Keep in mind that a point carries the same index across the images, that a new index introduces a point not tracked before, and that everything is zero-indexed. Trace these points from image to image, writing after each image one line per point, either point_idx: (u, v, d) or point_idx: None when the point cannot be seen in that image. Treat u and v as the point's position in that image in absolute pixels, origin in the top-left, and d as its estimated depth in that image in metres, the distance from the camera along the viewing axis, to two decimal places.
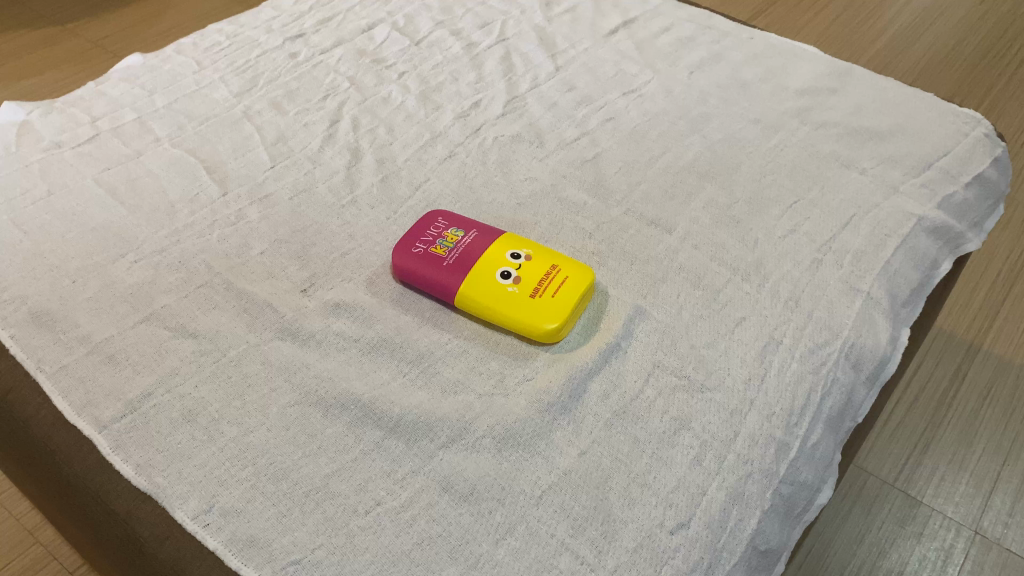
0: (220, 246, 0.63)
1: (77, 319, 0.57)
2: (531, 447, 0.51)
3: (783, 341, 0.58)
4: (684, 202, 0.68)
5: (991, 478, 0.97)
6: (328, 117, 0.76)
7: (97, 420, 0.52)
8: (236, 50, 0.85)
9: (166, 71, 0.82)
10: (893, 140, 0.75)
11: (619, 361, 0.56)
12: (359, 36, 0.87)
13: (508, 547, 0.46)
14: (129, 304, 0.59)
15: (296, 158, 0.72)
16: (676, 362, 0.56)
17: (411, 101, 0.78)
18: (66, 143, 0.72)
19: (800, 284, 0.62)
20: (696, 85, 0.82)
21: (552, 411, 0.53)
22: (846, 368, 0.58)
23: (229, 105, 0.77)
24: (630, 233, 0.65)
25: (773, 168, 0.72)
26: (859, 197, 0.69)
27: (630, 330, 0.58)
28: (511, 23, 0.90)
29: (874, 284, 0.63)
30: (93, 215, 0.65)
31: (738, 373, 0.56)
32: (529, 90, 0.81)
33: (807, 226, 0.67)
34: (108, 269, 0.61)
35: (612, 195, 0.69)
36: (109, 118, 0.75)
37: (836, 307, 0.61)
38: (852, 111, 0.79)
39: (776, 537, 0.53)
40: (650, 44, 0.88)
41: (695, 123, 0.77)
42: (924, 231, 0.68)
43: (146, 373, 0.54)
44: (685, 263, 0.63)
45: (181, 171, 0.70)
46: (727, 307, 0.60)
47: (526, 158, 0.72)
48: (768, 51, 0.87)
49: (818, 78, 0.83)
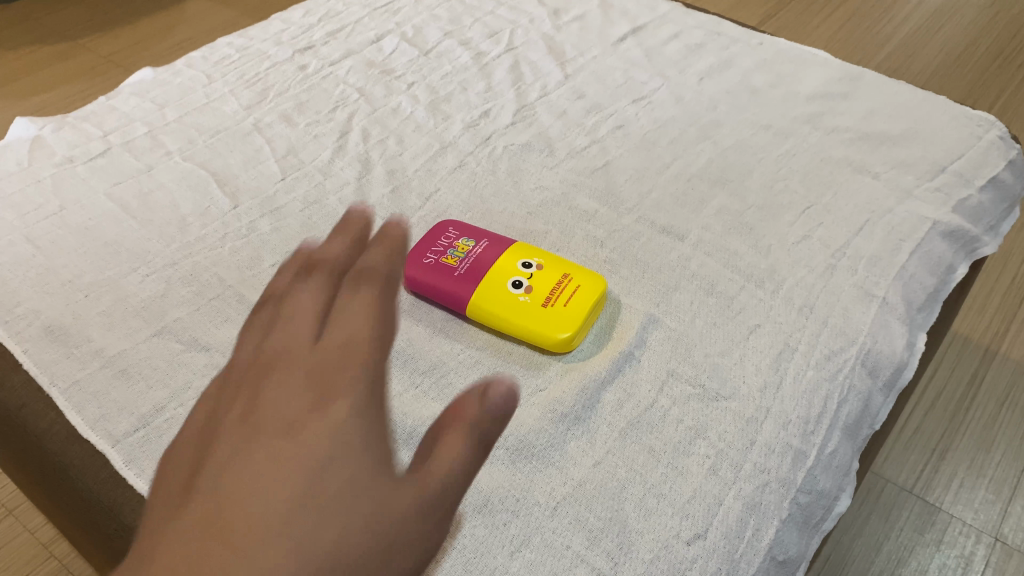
0: (231, 259, 0.63)
1: (91, 333, 0.58)
2: (545, 458, 0.51)
3: (798, 348, 0.58)
4: (695, 209, 0.68)
5: (1011, 484, 0.96)
6: (338, 129, 0.76)
7: (111, 434, 0.52)
8: (245, 62, 0.85)
9: (176, 85, 0.82)
10: (905, 145, 0.75)
11: (632, 370, 0.56)
12: (368, 47, 0.87)
13: (523, 560, 0.46)
14: (142, 319, 0.59)
15: (307, 170, 0.72)
16: (690, 371, 0.56)
17: (420, 112, 0.78)
18: (77, 158, 0.72)
19: (814, 291, 0.61)
20: (707, 91, 0.81)
21: (565, 421, 0.53)
22: (862, 376, 0.58)
23: (239, 118, 0.77)
24: (641, 241, 0.65)
25: (785, 174, 0.71)
26: (872, 201, 0.69)
27: (643, 339, 0.58)
28: (519, 31, 0.90)
29: (890, 290, 0.62)
30: (104, 229, 0.65)
31: (753, 381, 0.56)
32: (538, 99, 0.80)
33: (821, 232, 0.66)
34: (121, 284, 0.61)
35: (623, 203, 0.68)
36: (121, 132, 0.75)
37: (851, 313, 0.60)
38: (864, 116, 0.78)
39: (795, 546, 0.52)
40: (660, 51, 0.87)
41: (706, 129, 0.77)
42: (940, 236, 0.67)
43: (159, 387, 0.54)
44: (698, 271, 0.63)
45: (193, 184, 0.70)
46: (741, 315, 0.60)
47: (536, 167, 0.72)
48: (779, 57, 0.86)
49: (829, 83, 0.82)
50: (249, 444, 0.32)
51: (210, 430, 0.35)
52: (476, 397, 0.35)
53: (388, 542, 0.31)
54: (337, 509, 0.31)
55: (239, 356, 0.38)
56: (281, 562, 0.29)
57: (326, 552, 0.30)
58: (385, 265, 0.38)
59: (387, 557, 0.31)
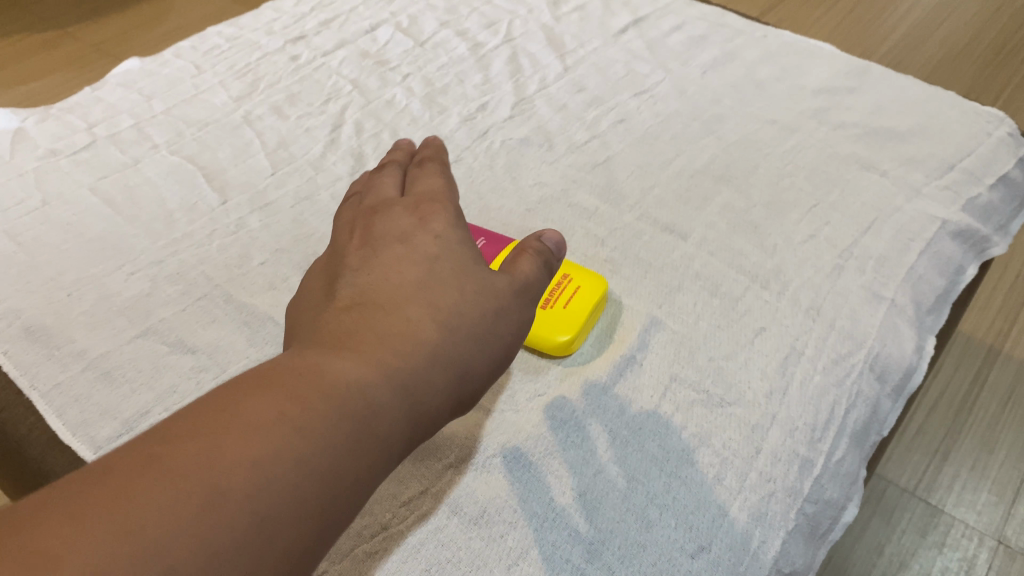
0: (220, 257, 0.61)
1: (73, 334, 0.56)
2: (543, 466, 0.49)
3: (805, 352, 0.56)
4: (699, 207, 0.66)
5: (1015, 485, 0.94)
6: (331, 121, 0.74)
7: (93, 440, 0.50)
8: (235, 53, 0.82)
9: (164, 75, 0.79)
10: (913, 141, 0.73)
11: (634, 375, 0.54)
12: (362, 38, 0.85)
13: (520, 573, 0.44)
14: (126, 319, 0.57)
15: (298, 164, 0.69)
16: (694, 375, 0.54)
17: (416, 104, 0.76)
18: (61, 151, 0.70)
19: (821, 292, 0.60)
20: (710, 85, 0.79)
21: (564, 428, 0.51)
22: (870, 381, 0.56)
23: (229, 110, 0.75)
24: (644, 240, 0.63)
25: (790, 171, 0.69)
26: (880, 200, 0.67)
27: (645, 342, 0.56)
28: (518, 22, 0.88)
29: (898, 292, 0.60)
30: (88, 225, 0.63)
31: (759, 386, 0.54)
32: (537, 92, 0.78)
33: (827, 231, 0.64)
34: (105, 282, 0.59)
35: (624, 200, 0.67)
36: (107, 124, 0.73)
37: (859, 316, 0.58)
38: (871, 111, 0.76)
39: (801, 558, 0.50)
40: (661, 43, 0.85)
41: (709, 124, 0.75)
42: (949, 236, 0.65)
43: (143, 391, 0.52)
44: (701, 271, 0.61)
45: (181, 178, 0.68)
46: (746, 317, 0.58)
47: (535, 162, 0.70)
48: (783, 49, 0.84)
49: (834, 77, 0.80)
50: (375, 254, 0.47)
51: (339, 266, 0.49)
52: (535, 238, 0.50)
53: (494, 309, 0.44)
54: (454, 284, 0.44)
55: (341, 220, 0.53)
56: (419, 318, 0.42)
57: (448, 312, 0.43)
58: (436, 154, 0.56)
59: (494, 322, 0.44)
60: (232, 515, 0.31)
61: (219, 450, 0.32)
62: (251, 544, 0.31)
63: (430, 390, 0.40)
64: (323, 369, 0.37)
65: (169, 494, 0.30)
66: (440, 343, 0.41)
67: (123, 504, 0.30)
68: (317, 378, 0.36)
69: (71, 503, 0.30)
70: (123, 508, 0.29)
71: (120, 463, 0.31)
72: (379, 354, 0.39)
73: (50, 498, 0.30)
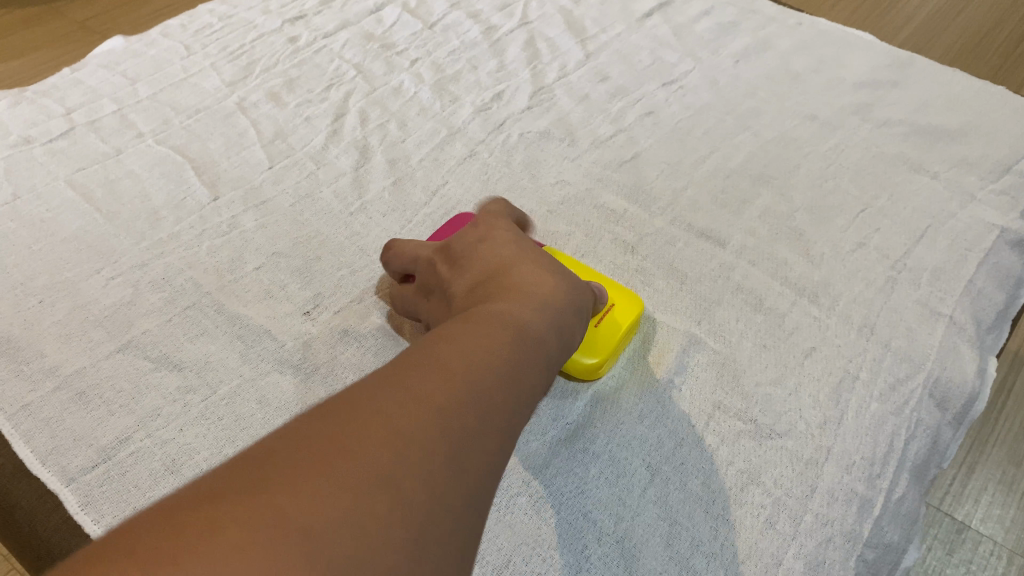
0: (210, 261, 0.55)
1: (44, 347, 0.49)
2: (575, 506, 0.44)
3: (859, 376, 0.50)
4: (736, 211, 0.61)
5: None
6: (332, 110, 0.68)
7: (64, 471, 0.44)
8: (229, 33, 0.76)
9: (151, 57, 0.73)
10: (964, 140, 0.67)
11: (673, 402, 0.49)
12: (366, 19, 0.79)
13: None
14: (105, 330, 0.51)
15: (297, 157, 0.63)
16: (739, 403, 0.49)
17: (425, 92, 0.70)
18: (35, 138, 0.64)
19: (873, 309, 0.54)
20: (743, 76, 0.73)
21: (599, 461, 0.46)
22: (931, 409, 0.50)
23: (221, 96, 0.69)
24: (678, 247, 0.58)
25: (834, 171, 0.64)
26: (932, 205, 0.61)
27: (685, 364, 0.51)
28: (534, 4, 0.82)
29: (957, 308, 0.54)
30: (63, 223, 0.57)
31: (811, 416, 0.48)
32: (556, 81, 0.72)
33: (877, 239, 0.59)
34: (81, 287, 0.53)
35: (655, 202, 0.61)
36: (86, 110, 0.67)
37: (916, 335, 0.53)
38: (917, 107, 0.70)
39: None
40: (689, 30, 0.79)
41: (744, 118, 0.69)
42: (1008, 245, 0.60)
43: (123, 414, 0.46)
44: (743, 283, 0.55)
45: (167, 171, 0.61)
46: (793, 335, 0.52)
47: (556, 158, 0.65)
48: (820, 38, 0.78)
49: (876, 69, 0.74)
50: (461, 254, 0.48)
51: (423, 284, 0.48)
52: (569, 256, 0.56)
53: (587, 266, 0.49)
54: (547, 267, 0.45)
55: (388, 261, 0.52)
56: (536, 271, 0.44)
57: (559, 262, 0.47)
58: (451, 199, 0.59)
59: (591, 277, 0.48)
60: (410, 488, 0.28)
61: (374, 433, 0.29)
62: (430, 526, 0.28)
63: (543, 374, 0.38)
64: (443, 350, 0.35)
65: (341, 467, 0.27)
66: (544, 331, 0.40)
67: (297, 480, 0.27)
68: (440, 358, 0.34)
69: (236, 484, 0.26)
70: (304, 489, 0.26)
71: (270, 457, 0.28)
72: (491, 333, 0.37)
73: (203, 494, 0.26)
